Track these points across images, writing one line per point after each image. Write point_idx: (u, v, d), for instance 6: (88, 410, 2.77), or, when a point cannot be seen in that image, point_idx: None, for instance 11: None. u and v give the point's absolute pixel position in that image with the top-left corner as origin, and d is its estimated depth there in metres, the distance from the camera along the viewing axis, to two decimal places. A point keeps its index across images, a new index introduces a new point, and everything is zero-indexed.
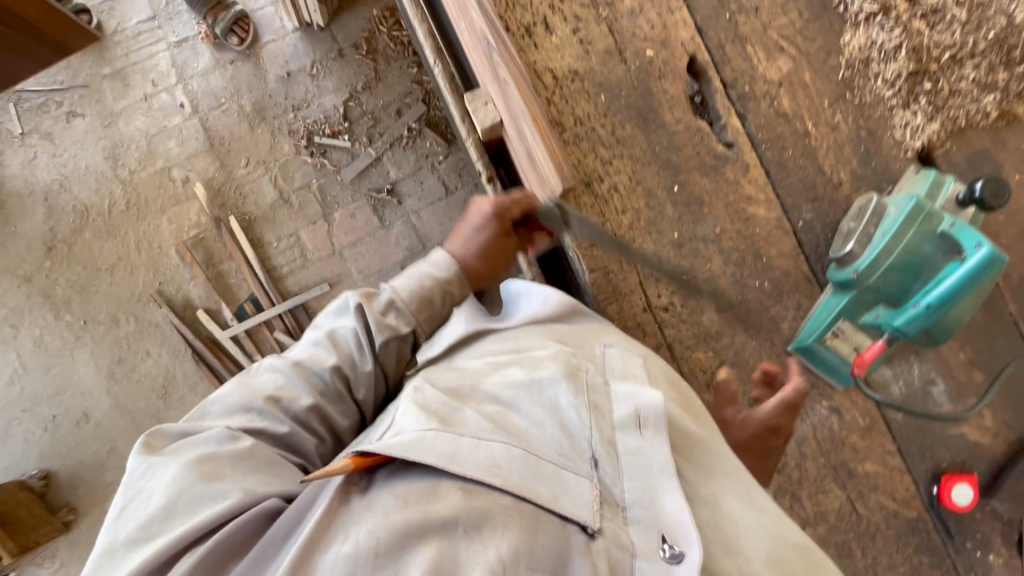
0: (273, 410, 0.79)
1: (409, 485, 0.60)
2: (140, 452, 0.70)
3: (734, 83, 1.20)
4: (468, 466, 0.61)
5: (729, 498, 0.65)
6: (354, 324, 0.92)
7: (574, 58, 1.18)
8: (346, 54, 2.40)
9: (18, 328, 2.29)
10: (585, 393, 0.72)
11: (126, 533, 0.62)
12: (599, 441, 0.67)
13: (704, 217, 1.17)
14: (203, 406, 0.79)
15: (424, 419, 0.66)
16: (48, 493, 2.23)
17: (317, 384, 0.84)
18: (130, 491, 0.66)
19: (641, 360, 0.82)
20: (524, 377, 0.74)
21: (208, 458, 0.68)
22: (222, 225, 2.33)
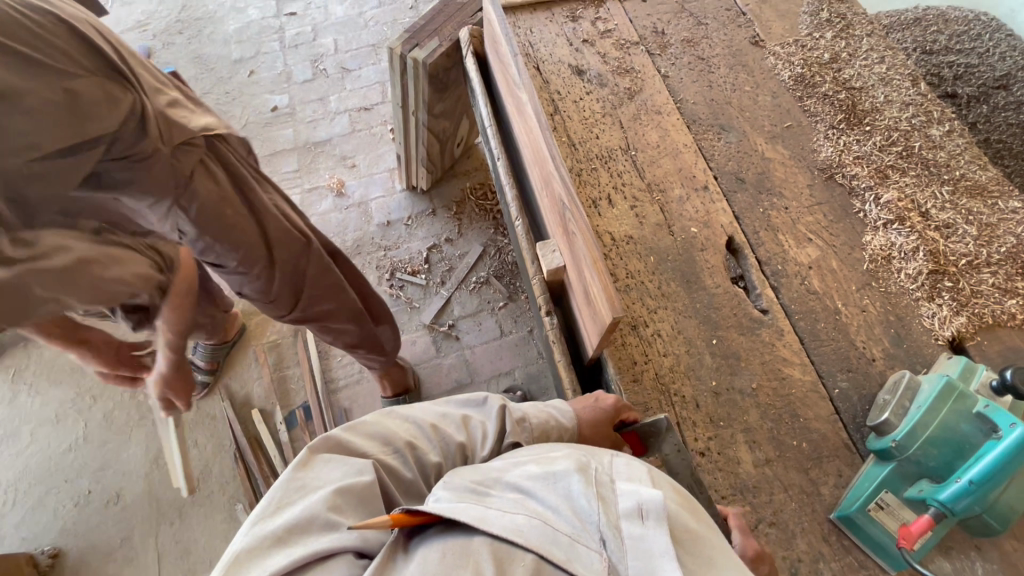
0: (408, 456, 0.93)
1: (434, 544, 0.66)
2: (293, 469, 0.82)
3: (767, 261, 1.40)
4: (494, 525, 0.65)
5: None
6: (488, 417, 1.04)
7: (630, 226, 1.44)
8: (438, 212, 2.90)
9: (96, 400, 2.54)
10: (596, 484, 0.71)
11: (273, 531, 0.73)
12: (606, 523, 0.67)
13: (740, 371, 1.26)
14: (356, 426, 0.93)
15: (451, 497, 0.70)
16: (50, 573, 2.21)
17: (442, 450, 0.97)
18: (283, 497, 0.78)
19: (647, 468, 0.78)
20: (541, 470, 0.74)
21: (347, 491, 0.79)
22: (299, 335, 2.64)
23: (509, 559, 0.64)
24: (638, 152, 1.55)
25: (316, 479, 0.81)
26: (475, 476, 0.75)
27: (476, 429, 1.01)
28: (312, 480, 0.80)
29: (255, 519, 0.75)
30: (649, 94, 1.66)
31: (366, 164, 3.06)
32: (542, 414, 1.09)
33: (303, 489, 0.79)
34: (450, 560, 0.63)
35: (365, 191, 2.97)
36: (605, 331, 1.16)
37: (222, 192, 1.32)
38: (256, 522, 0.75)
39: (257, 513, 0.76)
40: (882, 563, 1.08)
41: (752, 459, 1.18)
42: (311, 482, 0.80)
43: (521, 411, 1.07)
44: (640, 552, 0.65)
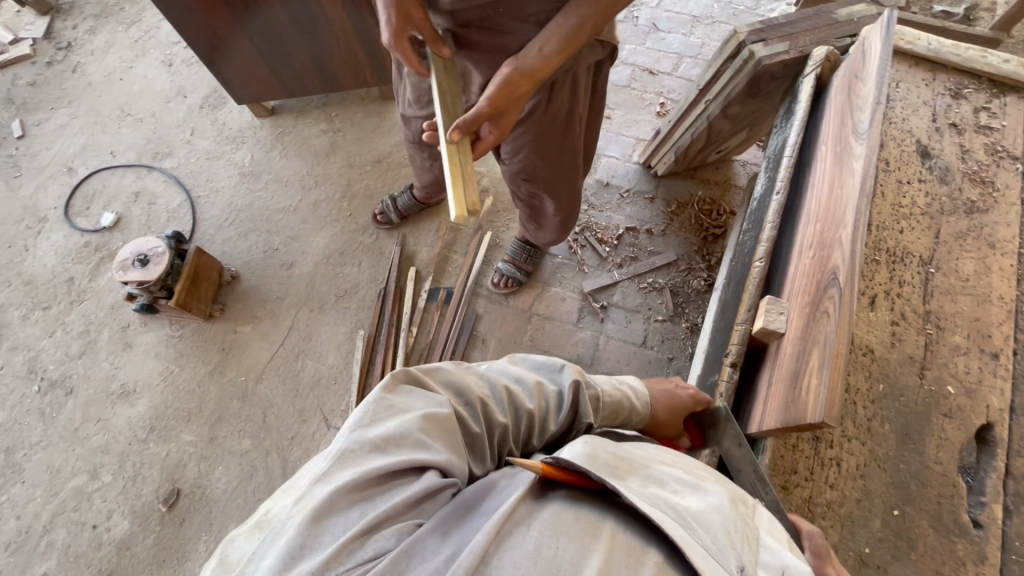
0: (479, 411, 0.95)
1: (568, 505, 0.70)
2: (385, 388, 0.87)
3: (1017, 477, 1.12)
4: (638, 502, 0.72)
5: None
6: (560, 392, 1.07)
7: (879, 340, 1.24)
8: (656, 202, 2.80)
9: (316, 187, 2.99)
10: (743, 520, 0.75)
11: (369, 440, 0.78)
12: (747, 557, 0.69)
13: (905, 561, 1.06)
14: (428, 371, 0.96)
15: (601, 455, 0.79)
16: (224, 288, 2.75)
17: (514, 411, 0.99)
18: (377, 413, 0.82)
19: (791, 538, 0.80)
20: (689, 481, 0.81)
21: (433, 420, 0.85)
22: (478, 232, 2.81)
23: (641, 551, 0.67)
24: (937, 272, 1.30)
25: (406, 405, 0.86)
26: (624, 454, 0.84)
27: (548, 398, 1.05)
28: (402, 405, 0.85)
29: (354, 422, 0.81)
30: (991, 220, 1.36)
31: (620, 122, 3.02)
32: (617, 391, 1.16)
33: (395, 410, 0.84)
34: (582, 525, 0.67)
35: (604, 145, 2.95)
36: (799, 424, 1.04)
37: (571, 107, 1.44)
38: (353, 430, 0.79)
39: (354, 422, 0.80)
40: None
41: None
42: (399, 405, 0.85)
43: (596, 386, 1.11)
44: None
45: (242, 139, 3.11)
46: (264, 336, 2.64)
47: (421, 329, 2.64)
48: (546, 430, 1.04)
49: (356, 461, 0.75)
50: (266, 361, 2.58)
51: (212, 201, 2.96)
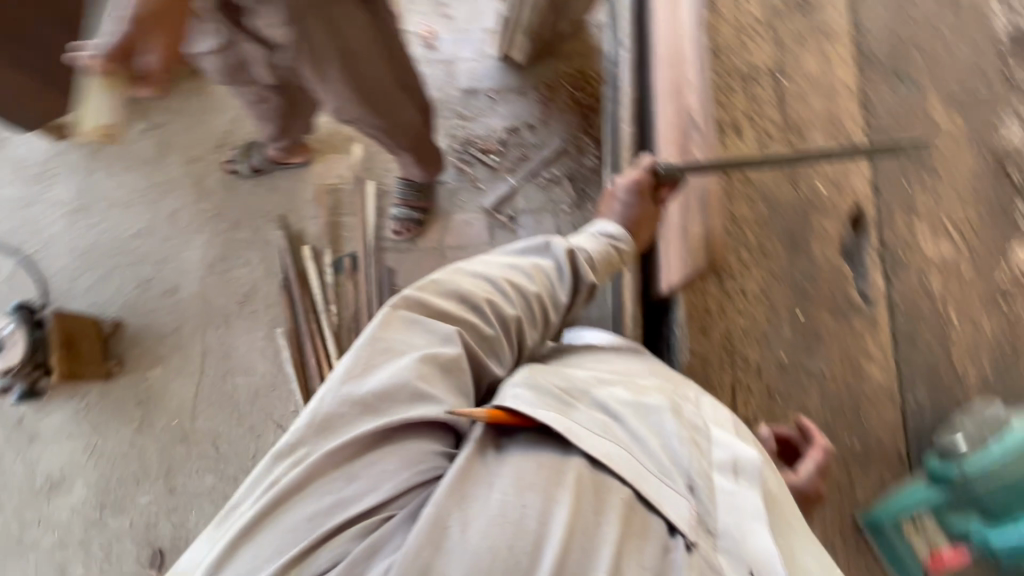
0: (489, 310, 0.85)
1: (524, 453, 0.61)
2: (378, 327, 0.75)
3: (890, 246, 1.24)
4: (589, 445, 0.63)
5: (807, 556, 0.63)
6: (556, 263, 0.98)
7: (751, 165, 1.27)
8: (527, 93, 2.66)
9: (164, 196, 2.62)
10: (689, 428, 0.68)
11: (359, 395, 0.67)
12: (695, 470, 0.64)
13: (816, 353, 1.18)
14: (425, 284, 0.82)
15: (538, 397, 0.67)
16: (111, 340, 2.46)
17: (521, 301, 0.91)
18: (369, 358, 0.71)
19: (732, 416, 0.78)
20: (632, 398, 0.71)
21: (434, 360, 0.73)
22: (360, 185, 2.61)
23: (606, 488, 0.60)
24: (787, 80, 1.32)
25: (401, 344, 0.74)
26: (560, 382, 0.72)
27: (546, 276, 0.96)
28: (397, 346, 0.74)
29: (342, 374, 0.69)
30: (823, 11, 1.37)
31: (463, 17, 2.76)
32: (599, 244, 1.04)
33: (390, 351, 0.73)
34: (545, 472, 0.59)
35: (455, 49, 2.72)
36: None
37: (358, 42, 1.28)
38: (341, 379, 0.68)
39: (341, 369, 0.69)
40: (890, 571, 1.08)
41: None
42: (394, 346, 0.73)
43: (586, 249, 1.01)
44: (731, 509, 0.61)
45: (51, 171, 2.64)
46: (179, 371, 2.44)
47: (340, 304, 2.52)
48: (554, 312, 0.96)
49: (356, 424, 0.65)
50: (193, 395, 2.41)
51: (51, 252, 2.56)
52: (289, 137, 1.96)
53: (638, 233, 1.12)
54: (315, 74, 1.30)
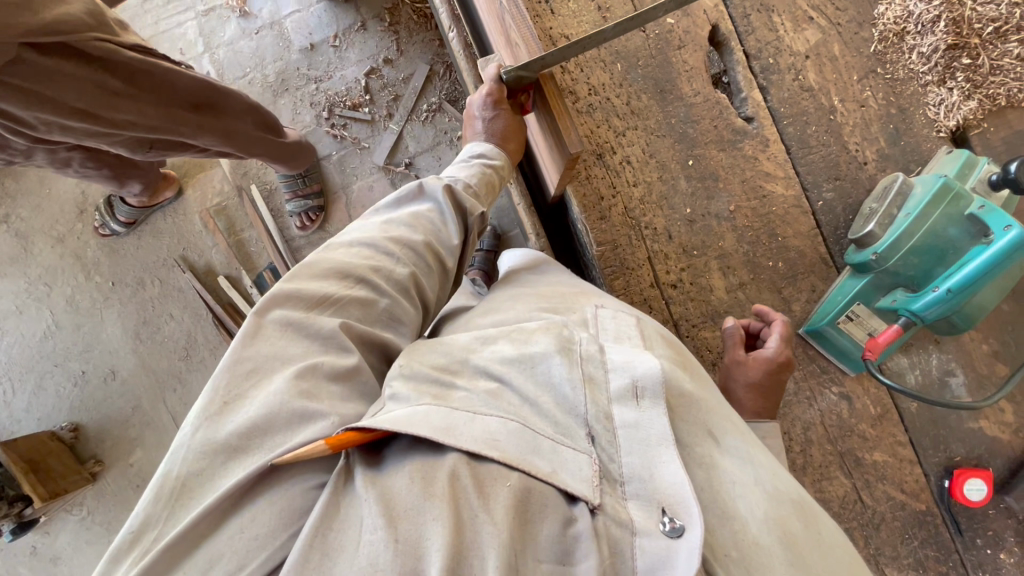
0: (377, 279, 0.77)
1: (397, 471, 0.56)
2: (240, 347, 0.65)
3: (757, 55, 1.16)
4: (463, 438, 0.57)
5: (725, 456, 0.61)
6: (436, 204, 0.90)
7: (591, 25, 1.15)
8: (370, 26, 2.39)
9: (52, 286, 2.42)
10: (580, 366, 0.65)
11: (223, 438, 0.58)
12: (593, 415, 0.61)
13: (718, 194, 1.14)
14: (294, 273, 0.73)
15: (412, 395, 0.62)
16: (77, 444, 2.37)
17: (411, 256, 0.82)
18: (230, 389, 0.62)
19: (635, 319, 0.76)
20: (515, 353, 0.67)
21: (312, 371, 0.65)
22: (244, 194, 2.41)
23: (489, 479, 0.55)
24: None
25: (270, 359, 0.65)
26: (438, 361, 0.67)
27: (431, 221, 0.87)
28: (267, 363, 0.65)
29: (202, 414, 0.60)
30: None
31: None
32: (474, 171, 0.98)
33: (256, 372, 0.64)
34: (416, 489, 0.53)
35: (274, 7, 2.40)
36: (564, 169, 1.01)
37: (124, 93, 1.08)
38: (200, 425, 0.59)
39: (198, 412, 0.60)
40: (842, 366, 1.12)
41: (726, 285, 1.13)
42: (263, 365, 0.64)
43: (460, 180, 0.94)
44: (635, 440, 0.59)
45: None
46: (159, 445, 2.38)
47: None
48: (449, 256, 0.88)
49: (224, 472, 0.57)
50: None
51: None
52: (131, 179, 1.76)
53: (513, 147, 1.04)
54: (77, 136, 1.11)
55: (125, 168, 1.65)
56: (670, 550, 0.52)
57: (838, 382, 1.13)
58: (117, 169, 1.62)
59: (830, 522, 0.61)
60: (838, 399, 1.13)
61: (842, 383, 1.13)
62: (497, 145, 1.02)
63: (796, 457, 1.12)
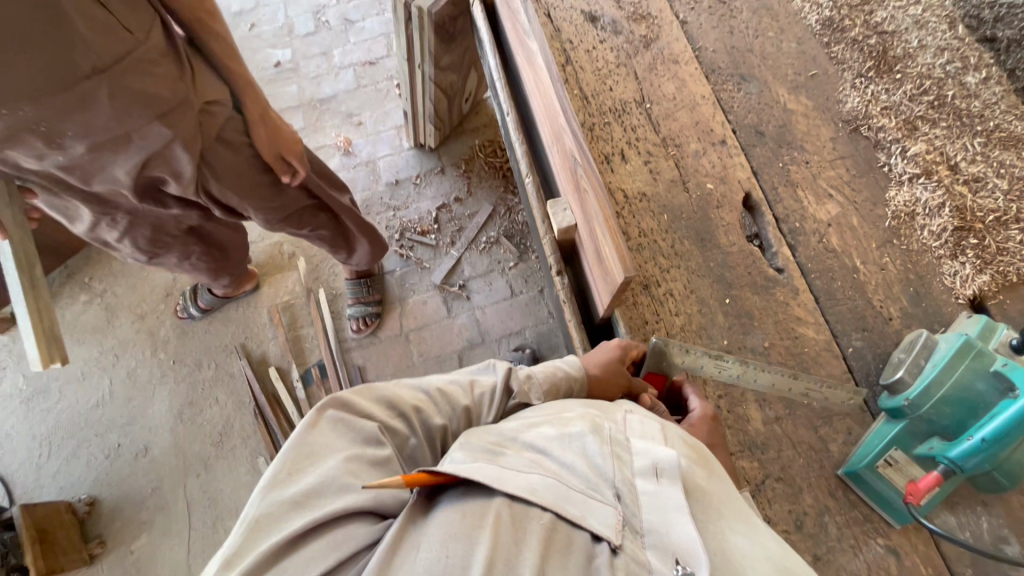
0: (415, 420, 0.83)
1: (450, 506, 0.62)
2: (307, 425, 0.73)
3: (785, 219, 1.36)
4: (511, 484, 0.63)
5: (734, 535, 0.64)
6: (496, 381, 0.95)
7: (644, 183, 1.40)
8: (447, 171, 2.84)
9: (119, 358, 2.61)
10: (610, 444, 0.71)
11: (288, 497, 0.65)
12: (620, 479, 0.67)
13: (753, 330, 1.26)
14: (360, 388, 0.81)
15: (464, 457, 0.69)
16: (88, 520, 2.34)
17: (448, 414, 0.87)
18: (296, 461, 0.69)
19: (660, 425, 0.80)
20: (556, 430, 0.73)
21: (360, 456, 0.72)
22: (311, 295, 2.66)
23: (526, 517, 0.61)
24: (653, 105, 1.49)
25: (325, 446, 0.72)
26: (488, 438, 0.74)
27: (482, 395, 0.92)
28: (328, 445, 0.72)
29: (269, 479, 0.67)
30: (665, 43, 1.57)
31: (373, 121, 2.98)
32: (549, 371, 1.00)
33: (313, 455, 0.70)
34: (468, 521, 0.59)
35: (372, 150, 2.91)
36: (617, 289, 1.13)
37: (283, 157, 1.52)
38: (264, 493, 0.66)
39: (263, 483, 0.66)
40: (886, 516, 1.10)
41: (763, 417, 1.19)
42: (324, 444, 0.72)
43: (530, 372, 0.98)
44: (655, 505, 0.64)
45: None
46: (165, 532, 2.32)
47: None
48: (487, 415, 0.91)
49: (283, 525, 0.63)
50: (184, 554, 2.27)
51: (12, 448, 2.47)
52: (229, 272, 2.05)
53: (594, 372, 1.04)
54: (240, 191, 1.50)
55: (220, 266, 1.95)
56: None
57: (883, 533, 1.10)
58: (214, 265, 1.92)
59: None
60: (886, 553, 1.09)
61: (888, 535, 1.10)
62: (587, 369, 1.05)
63: None
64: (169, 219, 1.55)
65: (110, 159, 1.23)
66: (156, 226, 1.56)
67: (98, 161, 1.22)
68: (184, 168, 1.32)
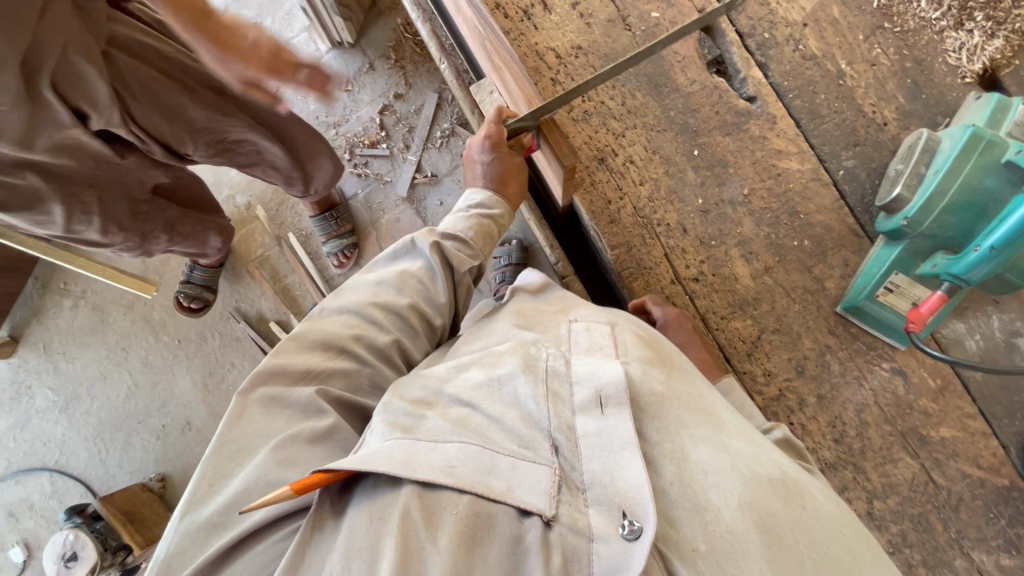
0: (359, 349, 0.78)
1: (360, 507, 0.56)
2: (230, 420, 0.67)
3: (751, 33, 1.13)
4: (420, 470, 0.57)
5: (697, 448, 0.61)
6: (426, 262, 0.89)
7: (576, 33, 1.16)
8: (377, 65, 2.50)
9: (128, 350, 2.64)
10: (545, 382, 0.66)
11: (205, 517, 0.61)
12: (557, 427, 0.62)
13: (730, 179, 1.11)
14: (282, 345, 0.74)
15: (384, 430, 0.62)
16: (165, 493, 2.55)
17: (394, 320, 0.82)
18: (216, 471, 0.64)
19: (609, 328, 0.75)
20: (484, 376, 0.68)
21: (293, 439, 0.66)
22: (283, 242, 2.56)
23: (439, 509, 0.55)
24: None
25: (254, 437, 0.67)
26: (414, 395, 0.67)
27: (418, 284, 0.87)
28: (252, 441, 0.66)
29: (190, 501, 0.63)
30: None
31: (278, 29, 2.56)
32: (467, 221, 0.96)
33: (240, 451, 0.65)
34: (373, 527, 0.53)
35: None
36: (566, 177, 1.00)
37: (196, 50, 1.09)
38: (186, 510, 0.63)
39: (186, 497, 0.63)
40: (890, 340, 1.05)
41: (751, 271, 1.10)
42: (246, 441, 0.66)
43: (453, 234, 0.93)
44: (597, 448, 0.60)
45: (24, 385, 2.66)
46: None
47: None
48: (436, 317, 0.87)
49: (207, 546, 0.60)
50: None
51: (69, 451, 2.60)
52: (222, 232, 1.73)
53: (511, 191, 1.02)
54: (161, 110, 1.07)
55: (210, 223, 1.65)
56: (627, 554, 0.53)
57: (888, 358, 1.06)
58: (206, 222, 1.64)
59: (807, 480, 0.63)
60: (891, 375, 1.06)
61: (893, 358, 1.06)
62: (495, 190, 1.01)
63: (852, 442, 1.05)
64: (134, 181, 1.22)
65: (35, 107, 0.89)
66: (125, 196, 1.25)
67: (24, 115, 0.88)
68: (99, 91, 0.94)
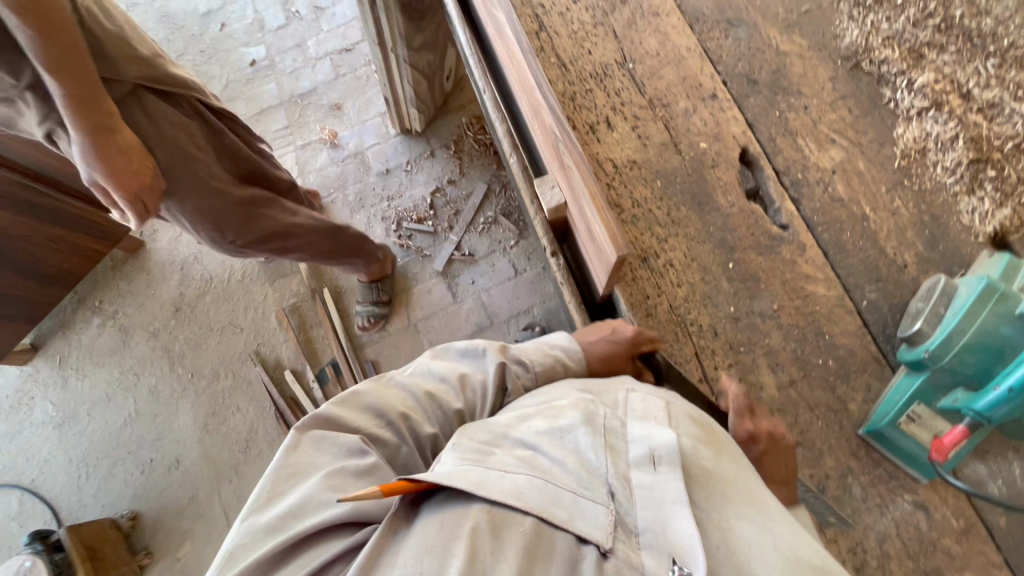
0: (404, 429, 0.82)
1: (432, 517, 0.60)
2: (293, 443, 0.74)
3: (786, 171, 1.29)
4: (492, 490, 0.61)
5: (741, 523, 0.65)
6: (486, 374, 0.95)
7: (633, 150, 1.33)
8: (437, 153, 2.77)
9: (139, 376, 2.65)
10: (604, 434, 0.71)
11: (265, 521, 0.66)
12: (613, 474, 0.66)
13: (760, 293, 1.20)
14: (345, 397, 0.82)
15: (454, 459, 0.66)
16: (132, 534, 2.41)
17: (439, 416, 0.87)
18: (275, 487, 0.70)
19: (664, 402, 0.80)
20: (548, 424, 0.72)
21: (343, 470, 0.71)
22: (317, 296, 2.67)
23: (506, 526, 0.58)
24: (636, 64, 1.40)
25: (310, 464, 0.73)
26: (482, 437, 0.71)
27: (475, 390, 0.92)
28: (309, 467, 0.73)
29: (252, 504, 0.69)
30: None
31: (356, 111, 2.90)
32: (544, 355, 1.03)
33: (298, 474, 0.72)
34: (446, 530, 0.57)
35: (359, 140, 2.84)
36: (614, 267, 1.09)
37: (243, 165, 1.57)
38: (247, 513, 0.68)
39: (250, 502, 0.68)
40: (914, 473, 1.07)
41: (776, 382, 1.15)
42: (306, 465, 0.73)
43: (522, 360, 1.00)
44: (650, 498, 0.64)
45: (28, 395, 2.65)
46: (207, 538, 2.39)
47: None
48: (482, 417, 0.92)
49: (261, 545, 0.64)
50: None
51: (49, 471, 2.53)
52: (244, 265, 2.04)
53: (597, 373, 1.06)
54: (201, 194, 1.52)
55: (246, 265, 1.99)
56: None
57: (910, 490, 1.07)
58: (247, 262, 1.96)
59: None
60: (914, 509, 1.06)
61: (915, 491, 1.07)
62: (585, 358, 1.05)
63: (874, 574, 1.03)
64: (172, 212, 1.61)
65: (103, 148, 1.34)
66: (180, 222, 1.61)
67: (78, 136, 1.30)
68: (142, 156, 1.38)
